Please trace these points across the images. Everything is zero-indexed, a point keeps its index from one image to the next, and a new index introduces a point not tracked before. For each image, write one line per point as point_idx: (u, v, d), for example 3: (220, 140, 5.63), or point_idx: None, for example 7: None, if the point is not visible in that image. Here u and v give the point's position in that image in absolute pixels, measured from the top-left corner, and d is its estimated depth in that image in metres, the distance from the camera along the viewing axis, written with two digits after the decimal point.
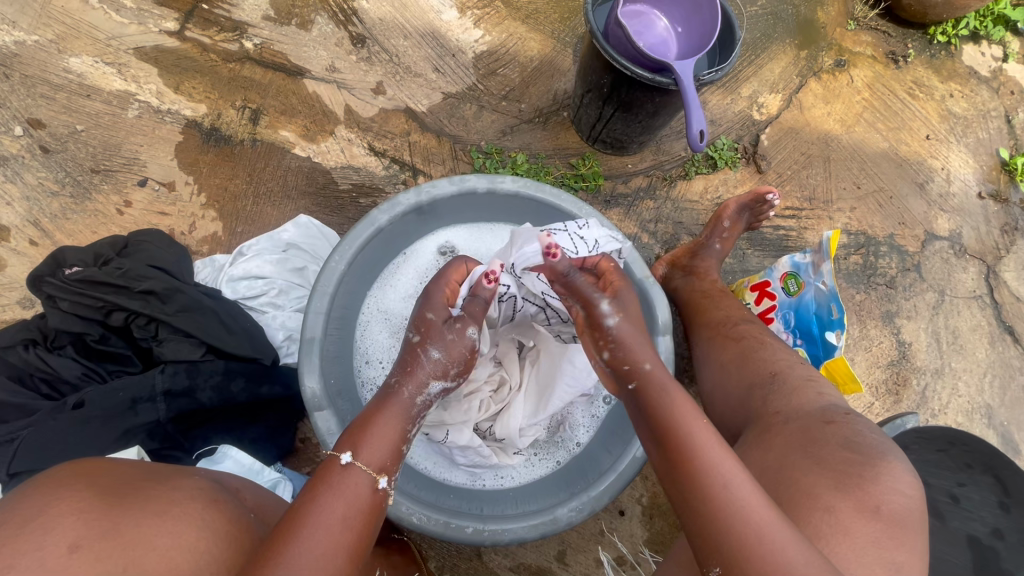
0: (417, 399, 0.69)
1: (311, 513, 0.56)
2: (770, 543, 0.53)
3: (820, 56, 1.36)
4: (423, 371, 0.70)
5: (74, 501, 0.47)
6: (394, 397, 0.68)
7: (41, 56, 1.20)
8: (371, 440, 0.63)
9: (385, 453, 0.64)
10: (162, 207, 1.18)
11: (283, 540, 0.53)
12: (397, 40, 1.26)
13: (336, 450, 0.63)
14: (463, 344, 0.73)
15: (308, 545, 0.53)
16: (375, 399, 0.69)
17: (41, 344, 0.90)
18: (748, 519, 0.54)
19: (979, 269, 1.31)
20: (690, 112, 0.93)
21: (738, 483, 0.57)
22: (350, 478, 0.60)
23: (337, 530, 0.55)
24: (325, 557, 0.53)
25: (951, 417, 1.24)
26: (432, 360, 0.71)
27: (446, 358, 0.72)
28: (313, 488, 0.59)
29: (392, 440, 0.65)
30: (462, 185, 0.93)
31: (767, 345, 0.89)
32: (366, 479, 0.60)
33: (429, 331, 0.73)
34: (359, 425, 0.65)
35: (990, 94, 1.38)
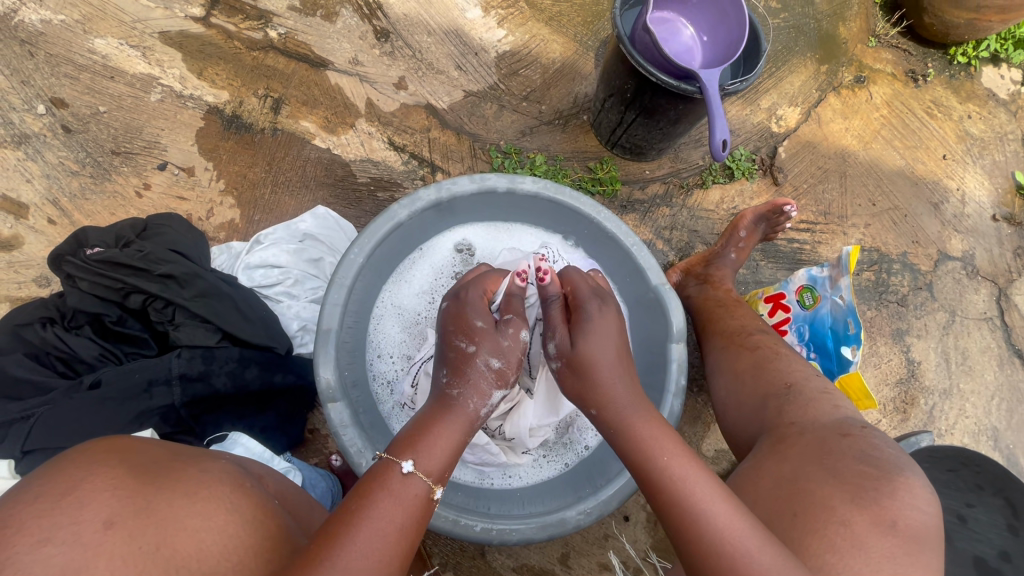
0: (481, 411, 0.66)
1: (365, 515, 0.55)
2: (754, 567, 0.54)
3: (840, 71, 1.36)
4: (484, 381, 0.67)
5: (108, 478, 0.47)
6: (455, 408, 0.65)
7: (66, 36, 1.20)
8: (431, 450, 0.61)
9: (442, 464, 0.62)
10: (180, 191, 1.18)
11: (337, 542, 0.53)
12: (420, 36, 1.26)
13: (394, 456, 0.61)
14: (518, 349, 0.71)
15: (362, 549, 0.53)
16: (431, 406, 0.66)
17: (58, 323, 0.90)
18: (722, 546, 0.56)
19: (990, 291, 1.31)
20: (715, 121, 0.92)
21: (710, 512, 0.58)
22: (408, 488, 0.59)
23: (391, 539, 0.55)
24: (378, 563, 0.53)
25: (958, 437, 1.24)
26: (493, 370, 0.68)
27: (506, 366, 0.69)
28: (367, 492, 0.58)
29: (450, 449, 0.63)
30: (482, 183, 0.93)
31: (782, 356, 0.89)
32: (425, 490, 0.60)
33: (483, 338, 0.69)
34: (416, 436, 0.62)
35: (1009, 117, 1.38)
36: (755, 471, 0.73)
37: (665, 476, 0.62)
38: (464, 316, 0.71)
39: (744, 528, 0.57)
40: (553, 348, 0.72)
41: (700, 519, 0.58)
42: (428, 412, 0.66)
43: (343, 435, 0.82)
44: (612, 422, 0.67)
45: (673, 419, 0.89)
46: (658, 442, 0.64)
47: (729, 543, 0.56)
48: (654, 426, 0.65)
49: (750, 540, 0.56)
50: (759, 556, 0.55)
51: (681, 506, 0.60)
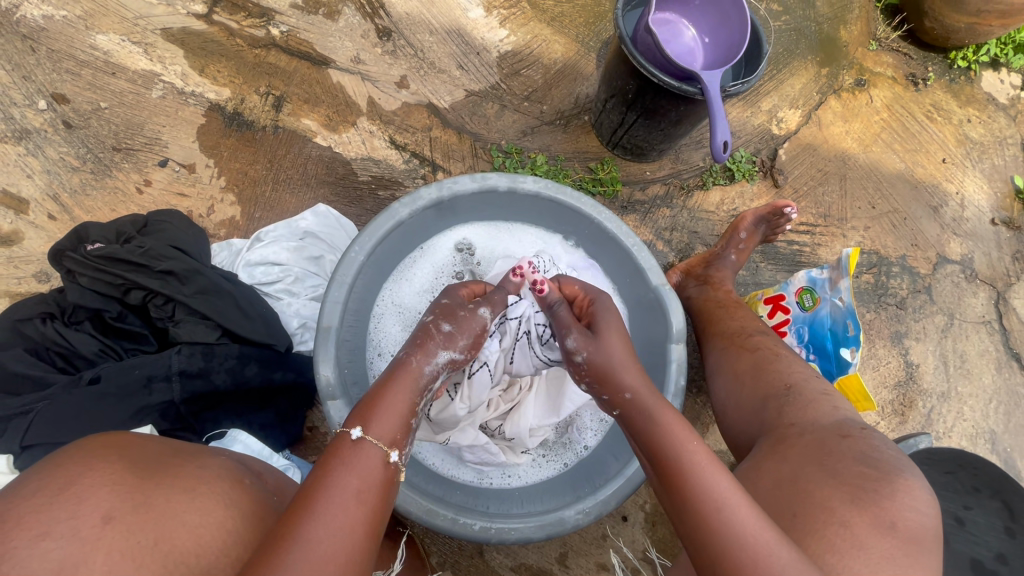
0: (424, 368, 0.70)
1: (321, 486, 0.55)
2: (774, 562, 0.53)
3: (840, 74, 1.36)
4: (430, 341, 0.72)
5: (107, 473, 0.47)
6: (402, 368, 0.69)
7: (68, 32, 1.20)
8: (383, 416, 0.63)
9: (394, 428, 0.63)
10: (181, 188, 1.18)
11: (295, 516, 0.52)
12: (422, 36, 1.26)
13: (346, 426, 0.62)
14: (474, 321, 0.78)
15: (322, 517, 0.52)
16: (385, 373, 0.69)
17: (57, 318, 0.90)
18: (742, 539, 0.55)
19: (989, 294, 1.31)
20: (715, 122, 0.93)
21: (729, 505, 0.57)
22: (362, 454, 0.59)
23: (352, 508, 0.54)
24: (342, 529, 0.52)
25: (956, 440, 1.24)
26: (443, 331, 0.74)
27: (457, 330, 0.75)
28: (322, 465, 0.58)
29: (403, 415, 0.65)
30: (483, 182, 0.93)
31: (782, 357, 0.89)
32: (379, 455, 0.60)
33: (442, 311, 0.78)
34: (369, 403, 0.64)
35: (1008, 122, 1.39)
36: (755, 472, 0.73)
37: (688, 466, 0.62)
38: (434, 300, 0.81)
39: (761, 523, 0.56)
40: (573, 343, 0.76)
41: (721, 511, 0.57)
42: (380, 378, 0.69)
43: (342, 432, 0.82)
44: (643, 412, 0.69)
45: None
46: (685, 433, 0.66)
47: (750, 537, 0.55)
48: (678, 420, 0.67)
49: (769, 535, 0.55)
50: (776, 552, 0.54)
51: (701, 498, 0.59)
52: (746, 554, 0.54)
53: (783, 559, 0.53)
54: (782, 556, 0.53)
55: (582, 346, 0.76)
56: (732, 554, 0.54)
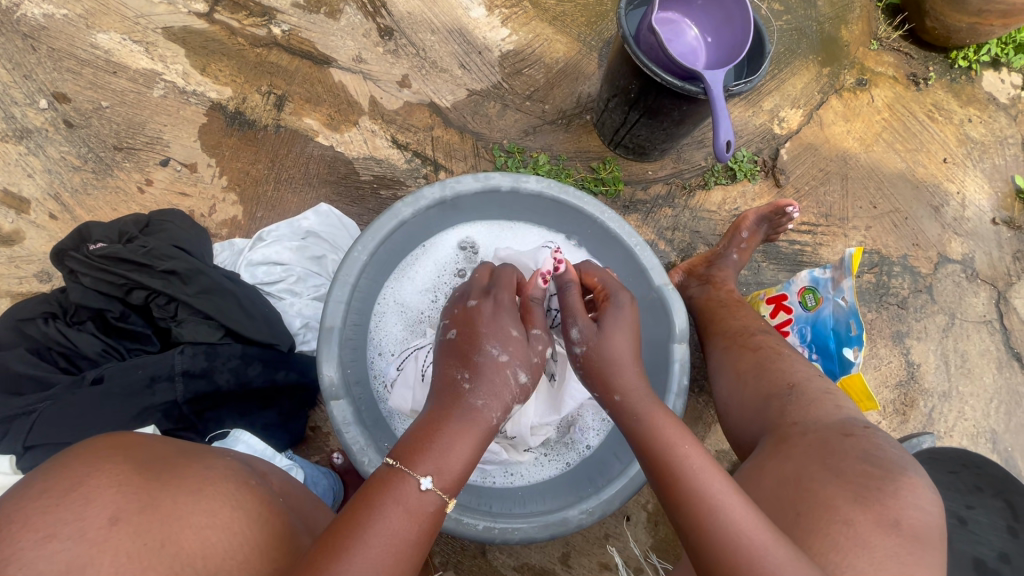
0: (497, 419, 0.65)
1: (372, 520, 0.54)
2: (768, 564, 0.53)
3: (842, 73, 1.36)
4: (506, 392, 0.65)
5: (113, 474, 0.47)
6: (475, 413, 0.63)
7: (69, 30, 1.20)
8: (447, 459, 0.60)
9: (454, 472, 0.60)
10: (183, 187, 1.17)
11: (352, 541, 0.52)
12: (424, 35, 1.26)
13: (406, 464, 0.58)
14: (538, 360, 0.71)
15: (368, 555, 0.52)
16: (442, 402, 0.64)
17: (60, 318, 0.90)
18: (734, 539, 0.55)
19: (990, 294, 1.32)
20: (719, 122, 0.92)
21: (726, 506, 0.58)
22: (419, 495, 0.57)
23: (403, 538, 0.55)
24: (385, 558, 0.53)
25: (957, 439, 1.24)
26: (517, 381, 0.67)
27: (529, 379, 0.69)
28: (370, 498, 0.56)
29: (465, 462, 0.61)
30: (486, 182, 0.93)
31: (785, 357, 0.89)
32: (439, 501, 0.58)
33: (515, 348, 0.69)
34: (423, 441, 0.60)
35: (1009, 121, 1.39)
36: (758, 470, 0.73)
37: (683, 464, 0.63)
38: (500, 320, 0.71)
39: (757, 524, 0.57)
40: (578, 333, 0.75)
41: (710, 515, 0.58)
42: (438, 410, 0.63)
43: (345, 432, 0.82)
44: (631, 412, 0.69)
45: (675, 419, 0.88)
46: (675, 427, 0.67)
47: (742, 536, 0.55)
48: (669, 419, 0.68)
49: (764, 535, 0.55)
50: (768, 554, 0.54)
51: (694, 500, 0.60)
52: (742, 554, 0.54)
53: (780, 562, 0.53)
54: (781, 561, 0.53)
55: (583, 338, 0.74)
56: (727, 555, 0.55)
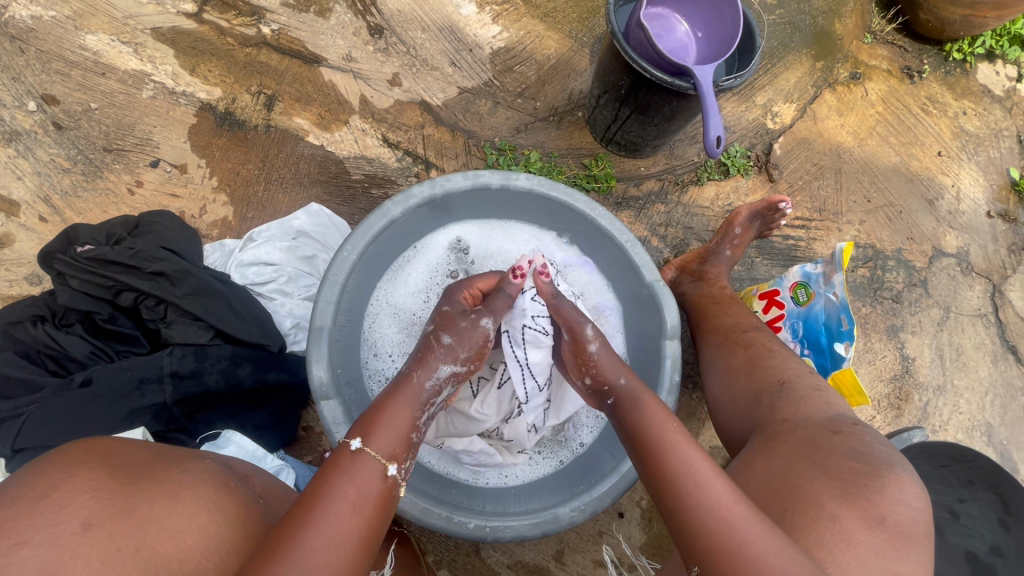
0: (427, 383, 0.73)
1: (324, 498, 0.57)
2: (745, 535, 0.55)
3: (835, 67, 1.36)
4: (432, 356, 0.75)
5: (87, 480, 0.47)
6: (409, 385, 0.72)
7: (57, 32, 1.19)
8: (383, 428, 0.65)
9: (395, 442, 0.65)
10: (173, 188, 1.17)
11: (296, 525, 0.53)
12: (414, 33, 1.25)
13: (348, 437, 0.64)
14: (477, 333, 0.80)
15: (318, 527, 0.54)
16: (390, 387, 0.72)
17: (49, 321, 0.90)
18: (716, 510, 0.58)
19: (985, 287, 1.31)
20: (708, 117, 0.92)
21: (708, 478, 0.61)
22: (364, 466, 0.61)
23: (346, 517, 0.56)
24: (333, 538, 0.54)
25: (951, 433, 1.24)
26: (444, 344, 0.77)
27: (457, 342, 0.78)
28: (323, 477, 0.60)
29: (404, 428, 0.67)
30: (475, 180, 0.93)
31: (775, 353, 0.89)
32: (378, 467, 0.61)
33: (449, 325, 0.79)
34: (374, 415, 0.67)
35: (1004, 114, 1.38)
36: (747, 467, 0.73)
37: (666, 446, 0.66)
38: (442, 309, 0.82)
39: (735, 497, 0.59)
40: (592, 331, 0.83)
41: (697, 486, 0.60)
42: (385, 392, 0.71)
43: (336, 432, 0.82)
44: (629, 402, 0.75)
45: None
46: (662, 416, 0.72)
47: (725, 509, 0.57)
48: (658, 405, 0.73)
49: (741, 507, 0.58)
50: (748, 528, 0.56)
51: (678, 474, 0.63)
52: (723, 528, 0.56)
53: (756, 534, 0.55)
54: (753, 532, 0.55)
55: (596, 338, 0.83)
56: (710, 527, 0.57)
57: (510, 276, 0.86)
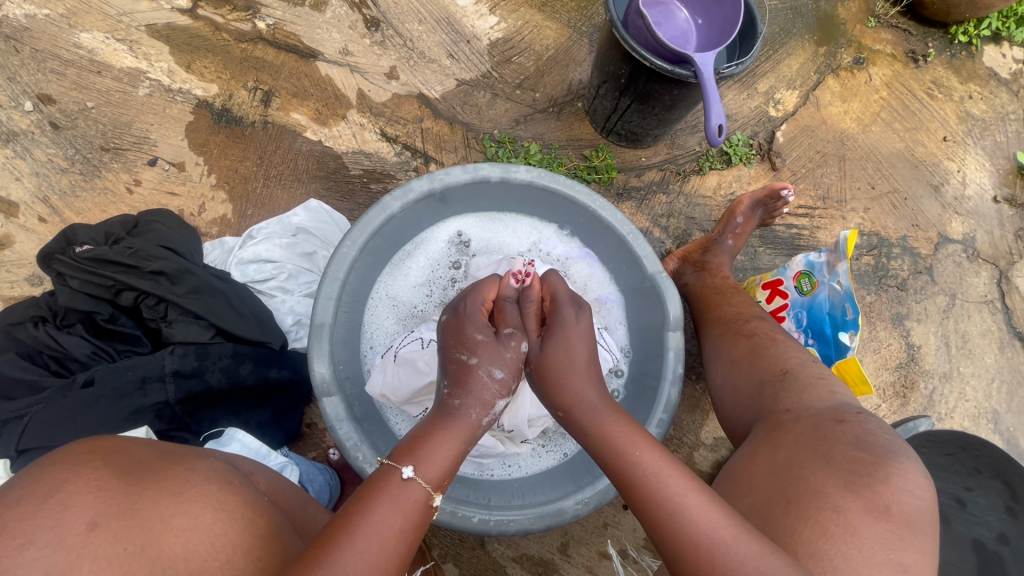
0: (482, 420, 0.70)
1: (364, 521, 0.56)
2: (732, 558, 0.53)
3: (838, 52, 1.34)
4: (486, 391, 0.71)
5: (90, 479, 0.47)
6: (459, 417, 0.69)
7: (51, 31, 1.19)
8: (434, 458, 0.64)
9: (443, 471, 0.64)
10: (171, 187, 1.17)
11: (335, 544, 0.53)
12: (411, 25, 1.24)
13: (396, 462, 0.63)
14: (519, 358, 0.76)
15: (359, 555, 0.53)
16: (433, 416, 0.70)
17: (50, 322, 0.90)
18: (696, 540, 0.56)
19: (991, 273, 1.30)
20: (709, 105, 0.90)
21: (686, 507, 0.58)
22: (407, 492, 0.60)
23: (389, 545, 0.56)
24: (375, 567, 0.54)
25: (957, 421, 1.23)
26: (495, 379, 0.72)
27: (507, 375, 0.73)
28: (365, 498, 0.59)
29: (452, 459, 0.66)
30: (475, 173, 0.91)
31: (779, 343, 0.88)
32: (424, 498, 0.61)
33: (483, 350, 0.73)
34: (418, 441, 0.65)
35: (1010, 97, 1.36)
36: (751, 458, 0.72)
37: (615, 445, 0.66)
38: (464, 330, 0.76)
39: (719, 521, 0.56)
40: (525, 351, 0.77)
41: (673, 515, 0.58)
42: (430, 422, 0.68)
43: (338, 428, 0.81)
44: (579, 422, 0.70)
45: (670, 408, 0.87)
46: (608, 407, 0.70)
47: (705, 537, 0.55)
48: (621, 422, 0.68)
49: (725, 531, 0.55)
50: (714, 525, 0.56)
51: (651, 504, 0.60)
52: (705, 556, 0.54)
53: (728, 533, 0.55)
54: (714, 529, 0.56)
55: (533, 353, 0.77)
56: (690, 556, 0.55)
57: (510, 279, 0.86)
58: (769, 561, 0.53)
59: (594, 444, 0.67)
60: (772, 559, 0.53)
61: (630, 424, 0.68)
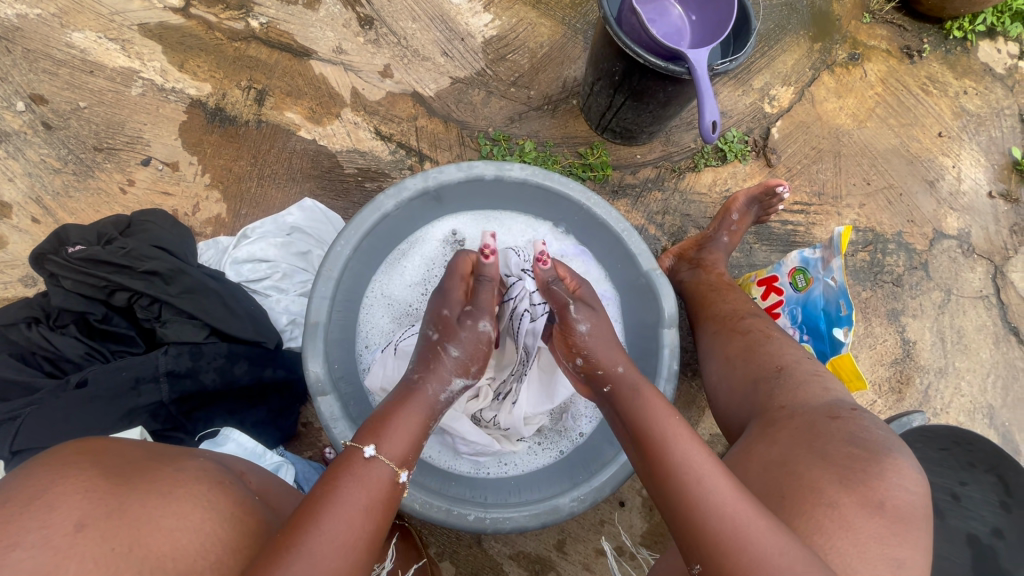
0: (440, 395, 0.71)
1: (331, 501, 0.56)
2: (753, 533, 0.54)
3: (833, 48, 1.34)
4: (443, 368, 0.72)
5: (78, 481, 0.47)
6: (418, 393, 0.70)
7: (43, 31, 1.18)
8: (394, 434, 0.64)
9: (405, 446, 0.64)
10: (165, 187, 1.17)
11: (303, 527, 0.54)
12: (405, 23, 1.24)
13: (358, 442, 0.63)
14: (479, 339, 0.77)
15: (325, 533, 0.53)
16: (396, 392, 0.70)
17: (43, 323, 0.90)
18: (720, 510, 0.57)
19: (986, 268, 1.30)
20: (703, 101, 0.90)
21: (714, 478, 0.59)
22: (373, 471, 0.60)
23: (358, 523, 0.56)
24: (344, 545, 0.54)
25: (953, 416, 1.23)
26: (451, 357, 0.73)
27: (466, 355, 0.75)
28: (331, 479, 0.59)
29: (414, 435, 0.66)
30: (469, 171, 0.91)
31: (774, 339, 0.89)
32: (388, 474, 0.61)
33: (446, 328, 0.76)
34: (382, 419, 0.65)
35: (1005, 92, 1.36)
36: (746, 455, 0.72)
37: (648, 421, 0.67)
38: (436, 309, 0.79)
39: (739, 496, 0.58)
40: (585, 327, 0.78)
41: (701, 484, 0.59)
42: (391, 398, 0.70)
43: (333, 427, 0.81)
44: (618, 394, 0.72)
45: None
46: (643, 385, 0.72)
47: (728, 509, 0.56)
48: (659, 398, 0.70)
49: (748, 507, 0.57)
50: (736, 505, 0.57)
51: (679, 471, 0.61)
52: (727, 526, 0.55)
53: (748, 515, 0.56)
54: (738, 506, 0.56)
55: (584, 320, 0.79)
56: (713, 524, 0.56)
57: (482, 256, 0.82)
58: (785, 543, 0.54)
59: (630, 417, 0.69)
60: (787, 546, 0.54)
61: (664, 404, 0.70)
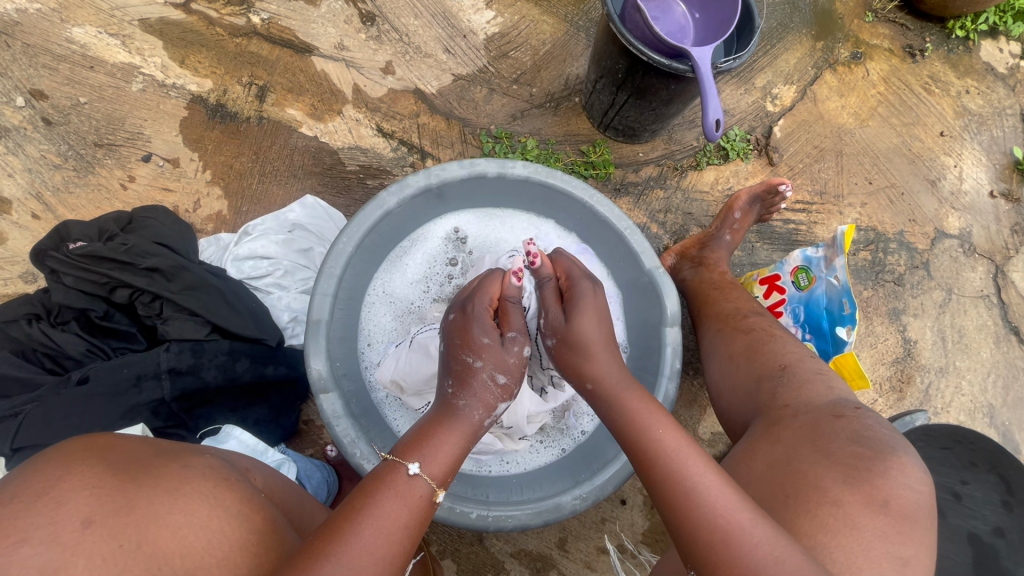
0: (485, 421, 0.70)
1: (371, 512, 0.57)
2: (742, 543, 0.54)
3: (836, 47, 1.33)
4: (488, 394, 0.70)
5: (85, 476, 0.46)
6: (460, 415, 0.68)
7: (43, 25, 1.18)
8: (434, 452, 0.64)
9: (445, 468, 0.64)
10: (166, 183, 1.16)
11: (333, 539, 0.54)
12: (408, 19, 1.23)
13: (401, 457, 0.63)
14: (522, 363, 0.74)
15: (365, 545, 0.54)
16: (437, 412, 0.69)
17: (44, 319, 0.90)
18: (711, 519, 0.56)
19: (988, 268, 1.30)
20: (707, 99, 0.89)
21: (704, 487, 0.59)
22: (414, 489, 0.60)
23: (395, 538, 0.56)
24: (380, 559, 0.54)
25: (953, 415, 1.23)
26: (498, 384, 0.71)
27: (510, 380, 0.72)
28: (366, 495, 0.59)
29: (453, 456, 0.66)
30: (472, 169, 0.91)
31: (777, 338, 0.88)
32: (429, 493, 0.61)
33: (489, 354, 0.71)
34: (417, 439, 0.65)
35: (1007, 92, 1.36)
36: (749, 453, 0.72)
37: (639, 427, 0.66)
38: (470, 332, 0.73)
39: (735, 504, 0.57)
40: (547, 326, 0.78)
41: (691, 495, 0.59)
42: (431, 418, 0.69)
43: (336, 425, 0.81)
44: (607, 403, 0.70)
45: (668, 403, 0.87)
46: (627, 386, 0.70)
47: (722, 519, 0.56)
48: (646, 405, 0.68)
49: (740, 515, 0.56)
50: (728, 517, 0.56)
51: (667, 484, 0.61)
52: (718, 537, 0.55)
53: (742, 518, 0.55)
54: (728, 519, 0.55)
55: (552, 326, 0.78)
56: (705, 534, 0.56)
57: (514, 278, 0.78)
58: (780, 545, 0.53)
59: (620, 428, 0.68)
60: (784, 545, 0.53)
61: (656, 408, 0.68)
